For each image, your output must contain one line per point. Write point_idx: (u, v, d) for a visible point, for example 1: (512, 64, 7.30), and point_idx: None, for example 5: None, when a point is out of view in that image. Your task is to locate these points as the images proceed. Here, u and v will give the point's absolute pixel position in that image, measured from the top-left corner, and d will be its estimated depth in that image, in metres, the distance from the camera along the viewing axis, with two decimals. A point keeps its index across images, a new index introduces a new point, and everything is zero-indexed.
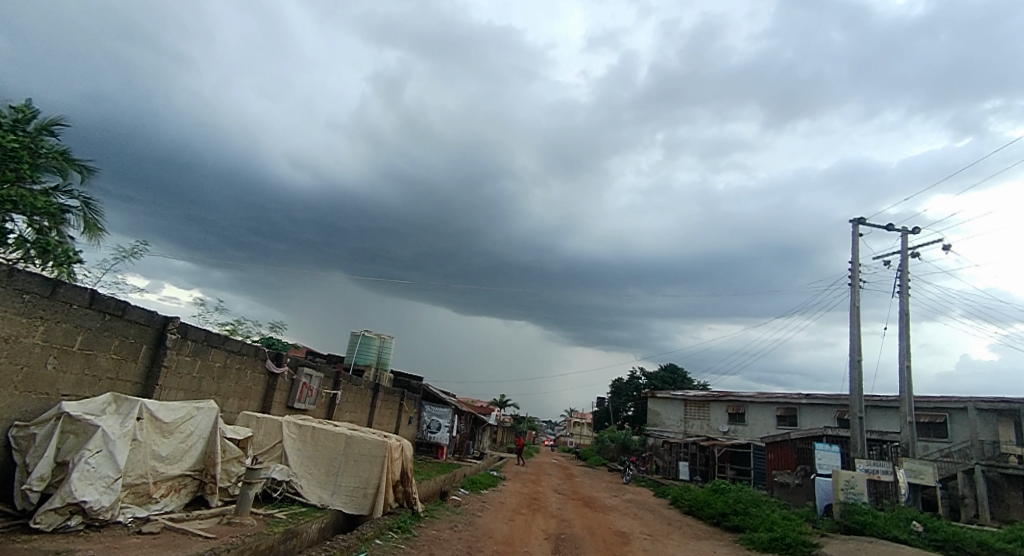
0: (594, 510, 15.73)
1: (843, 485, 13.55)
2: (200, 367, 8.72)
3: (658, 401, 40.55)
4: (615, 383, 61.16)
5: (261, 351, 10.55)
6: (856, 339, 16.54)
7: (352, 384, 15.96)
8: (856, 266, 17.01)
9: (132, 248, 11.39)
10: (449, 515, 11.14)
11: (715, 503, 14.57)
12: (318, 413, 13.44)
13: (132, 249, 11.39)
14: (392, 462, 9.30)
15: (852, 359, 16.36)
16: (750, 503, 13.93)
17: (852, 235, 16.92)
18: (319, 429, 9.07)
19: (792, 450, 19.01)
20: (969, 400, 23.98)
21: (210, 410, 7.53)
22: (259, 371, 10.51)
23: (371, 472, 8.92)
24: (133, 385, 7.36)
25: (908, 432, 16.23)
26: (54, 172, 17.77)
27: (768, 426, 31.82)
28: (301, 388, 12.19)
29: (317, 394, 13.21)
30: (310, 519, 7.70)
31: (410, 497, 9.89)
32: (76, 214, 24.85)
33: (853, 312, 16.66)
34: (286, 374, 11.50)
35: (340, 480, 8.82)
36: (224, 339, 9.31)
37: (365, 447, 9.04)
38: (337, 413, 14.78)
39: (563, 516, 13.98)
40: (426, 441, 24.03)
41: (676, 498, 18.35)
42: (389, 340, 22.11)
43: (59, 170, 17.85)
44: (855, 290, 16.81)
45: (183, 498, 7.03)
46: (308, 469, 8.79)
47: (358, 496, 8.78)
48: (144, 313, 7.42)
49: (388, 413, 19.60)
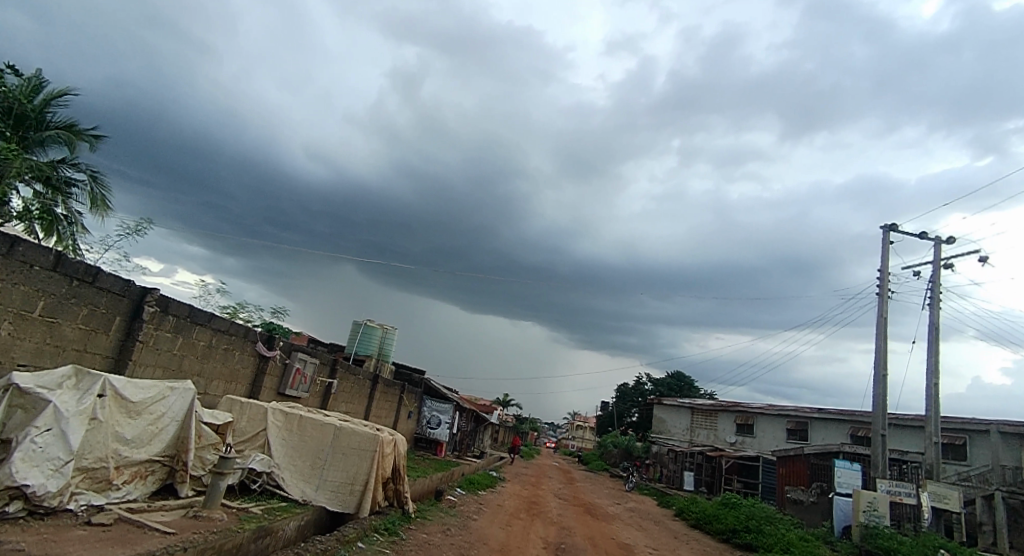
0: (597, 518, 14.98)
1: (865, 506, 12.76)
2: (181, 345, 8.08)
3: (664, 408, 39.66)
4: (621, 387, 60.27)
5: (252, 332, 9.90)
6: (882, 352, 15.67)
7: (350, 373, 15.29)
8: (885, 275, 16.11)
9: (137, 225, 11.66)
10: (442, 517, 10.44)
11: (725, 518, 13.80)
12: (311, 401, 12.79)
13: (137, 226, 11.66)
14: (383, 458, 8.65)
15: (877, 373, 15.49)
16: (763, 520, 13.13)
17: (882, 242, 16.04)
18: (306, 418, 8.42)
19: (805, 466, 18.16)
20: (992, 423, 22.95)
21: (186, 391, 6.90)
22: (249, 353, 9.87)
23: (360, 468, 8.27)
24: (103, 359, 6.74)
25: (933, 453, 15.35)
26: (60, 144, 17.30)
27: (778, 439, 30.84)
28: (294, 374, 11.54)
29: (311, 381, 12.55)
30: (288, 516, 7.04)
31: (401, 496, 9.22)
32: (82, 187, 24.42)
33: (880, 324, 15.80)
34: (278, 358, 10.84)
35: (325, 474, 8.18)
36: (211, 316, 8.67)
37: (355, 440, 8.38)
38: (332, 403, 14.13)
39: (563, 523, 13.23)
40: (425, 436, 23.37)
41: (682, 510, 17.56)
42: (392, 331, 21.45)
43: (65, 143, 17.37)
44: (883, 300, 15.95)
45: (149, 485, 6.39)
46: (292, 460, 8.15)
47: (344, 492, 8.14)
48: (119, 281, 6.79)
49: (386, 406, 18.94)
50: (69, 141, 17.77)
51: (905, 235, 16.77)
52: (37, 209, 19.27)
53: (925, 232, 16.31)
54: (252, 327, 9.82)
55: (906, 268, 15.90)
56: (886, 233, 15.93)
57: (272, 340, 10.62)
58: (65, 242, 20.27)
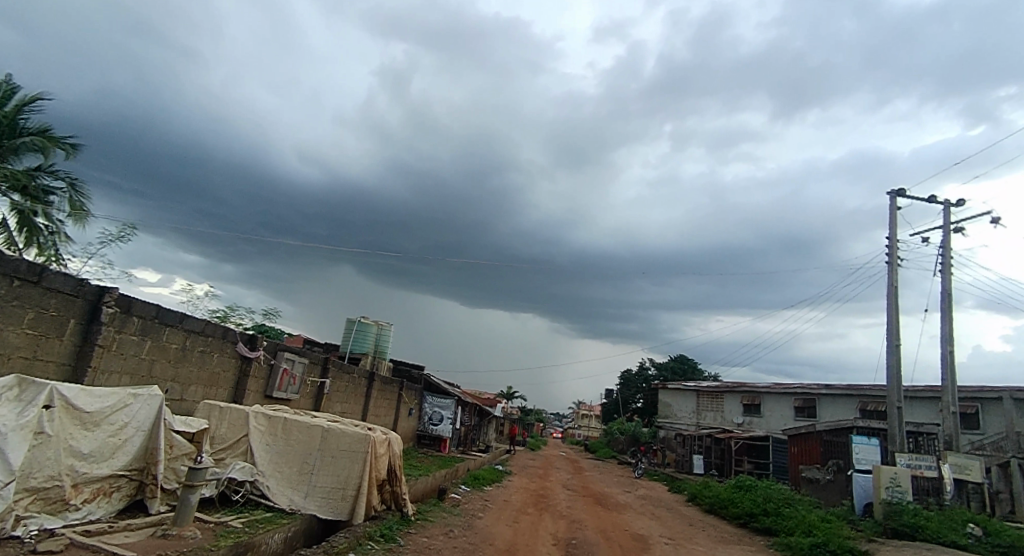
0: (608, 509, 14.45)
1: (886, 483, 12.24)
2: (149, 350, 7.46)
3: (669, 393, 39.18)
4: (624, 374, 59.80)
5: (231, 333, 9.29)
6: (894, 322, 15.12)
7: (344, 372, 14.66)
8: (893, 243, 15.53)
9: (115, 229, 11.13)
10: (445, 518, 9.87)
11: (741, 502, 13.27)
12: (302, 403, 12.17)
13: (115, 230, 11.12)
14: (377, 459, 8.06)
15: (890, 344, 14.94)
16: (781, 502, 12.58)
17: (890, 208, 15.43)
18: (292, 421, 7.82)
19: (818, 443, 17.59)
20: (1004, 389, 22.44)
21: (153, 398, 6.30)
22: (229, 355, 9.25)
23: (351, 471, 7.69)
24: (58, 367, 6.12)
25: (951, 423, 14.83)
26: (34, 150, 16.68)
27: (786, 418, 30.36)
28: (282, 375, 10.92)
29: (301, 382, 11.93)
30: (272, 528, 6.44)
31: (398, 498, 8.62)
32: (61, 196, 23.81)
33: (891, 293, 15.23)
34: (263, 359, 10.22)
35: (315, 480, 7.58)
36: (182, 317, 8.04)
37: (345, 442, 7.80)
38: (326, 404, 13.53)
39: (573, 516, 12.66)
40: (428, 433, 22.83)
41: (695, 495, 17.03)
42: (388, 327, 20.81)
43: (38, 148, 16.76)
44: (893, 268, 15.38)
45: (116, 503, 5.79)
46: (278, 467, 7.57)
47: (336, 498, 7.55)
48: (70, 281, 6.15)
49: (385, 404, 18.36)
50: (42, 148, 17.14)
51: (914, 200, 16.16)
52: (14, 220, 18.62)
53: (933, 195, 15.72)
54: (230, 327, 9.20)
55: (915, 234, 15.31)
56: (893, 198, 15.35)
57: (256, 340, 9.98)
58: (46, 253, 19.68)
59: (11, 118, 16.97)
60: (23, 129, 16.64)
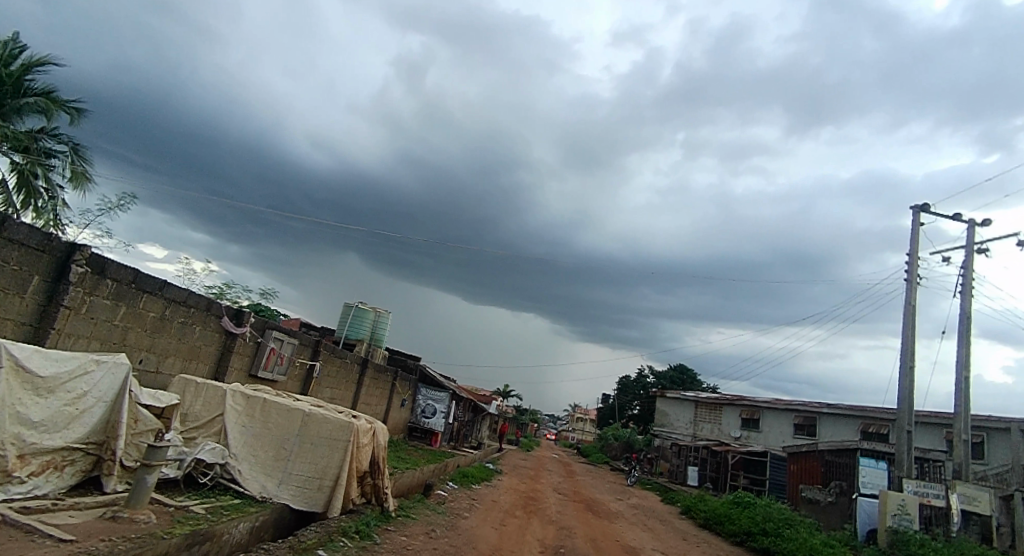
0: (599, 517, 13.94)
1: (892, 509, 11.71)
2: (123, 316, 6.98)
3: (667, 401, 38.62)
4: (623, 380, 59.23)
5: (216, 306, 8.79)
6: (909, 342, 14.54)
7: (336, 357, 14.15)
8: (914, 260, 14.93)
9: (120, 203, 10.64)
10: (429, 516, 9.37)
11: (738, 519, 12.75)
12: (289, 385, 11.66)
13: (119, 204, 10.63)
14: (359, 449, 7.56)
15: (903, 365, 14.37)
16: (781, 523, 12.03)
17: (913, 224, 14.82)
18: (271, 403, 7.34)
19: (819, 463, 17.01)
20: (1013, 420, 21.76)
21: (120, 366, 5.81)
22: (212, 329, 8.75)
23: (330, 460, 7.21)
24: (17, 327, 5.66)
25: (962, 451, 14.24)
26: (37, 109, 16.26)
27: (785, 434, 29.73)
28: (269, 354, 10.41)
29: (289, 363, 11.41)
30: (238, 516, 5.95)
31: (380, 492, 8.13)
32: (64, 160, 23.42)
33: (908, 312, 14.66)
34: (249, 336, 9.71)
35: (290, 467, 7.10)
36: (162, 284, 7.55)
37: (326, 429, 7.31)
38: (315, 388, 13.02)
39: (562, 522, 12.14)
40: (420, 426, 22.35)
41: (690, 507, 16.49)
42: (386, 314, 20.31)
43: (42, 108, 16.32)
44: (912, 287, 14.80)
45: (68, 478, 5.31)
46: (253, 450, 7.09)
47: (311, 488, 7.07)
48: (36, 234, 5.71)
49: (377, 393, 17.89)
50: (47, 110, 16.72)
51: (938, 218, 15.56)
52: (13, 180, 18.21)
53: (959, 214, 15.09)
54: (215, 300, 8.70)
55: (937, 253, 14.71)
56: (916, 213, 14.77)
57: (244, 317, 9.45)
58: (44, 216, 19.26)
59: (16, 77, 16.52)
60: (28, 89, 16.20)
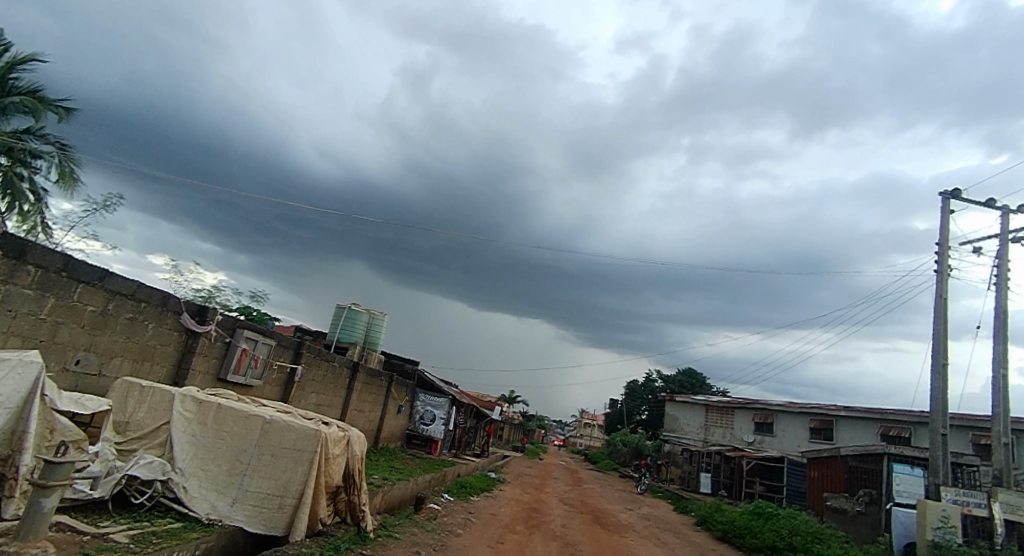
0: (607, 530, 12.86)
1: (932, 521, 10.60)
2: (51, 309, 6.04)
3: (676, 406, 37.38)
4: (631, 384, 57.93)
5: (174, 301, 7.81)
6: (942, 338, 13.42)
7: (322, 359, 13.17)
8: (944, 250, 13.84)
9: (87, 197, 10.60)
10: (417, 536, 8.35)
11: (760, 532, 11.68)
12: (265, 391, 10.66)
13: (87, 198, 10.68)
14: (329, 461, 6.57)
15: (935, 363, 13.24)
16: (810, 537, 10.91)
17: (942, 211, 13.75)
18: (227, 409, 6.37)
19: (842, 469, 15.85)
20: None
21: (29, 365, 4.86)
22: (168, 326, 7.78)
23: (294, 475, 6.22)
24: None
25: (1002, 456, 13.05)
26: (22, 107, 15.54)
27: (800, 438, 28.50)
28: (241, 356, 9.42)
29: (266, 366, 10.41)
30: (171, 544, 4.94)
31: (356, 510, 7.11)
32: (51, 161, 22.62)
33: (939, 305, 13.55)
34: (216, 335, 8.74)
35: (247, 483, 6.11)
36: (102, 274, 6.58)
37: (290, 438, 6.33)
38: (297, 394, 12.04)
39: (567, 537, 11.07)
40: (419, 434, 21.38)
41: (705, 518, 15.36)
42: (381, 316, 19.35)
43: (28, 107, 15.62)
44: (942, 277, 13.70)
45: None
46: (204, 464, 6.10)
47: (270, 508, 6.07)
48: None
49: (370, 399, 16.90)
50: (32, 111, 16.00)
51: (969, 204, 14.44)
52: None
53: (993, 200, 13.96)
54: (171, 294, 7.73)
55: (970, 241, 13.58)
56: (946, 199, 13.68)
57: (207, 314, 8.45)
58: (30, 220, 18.48)
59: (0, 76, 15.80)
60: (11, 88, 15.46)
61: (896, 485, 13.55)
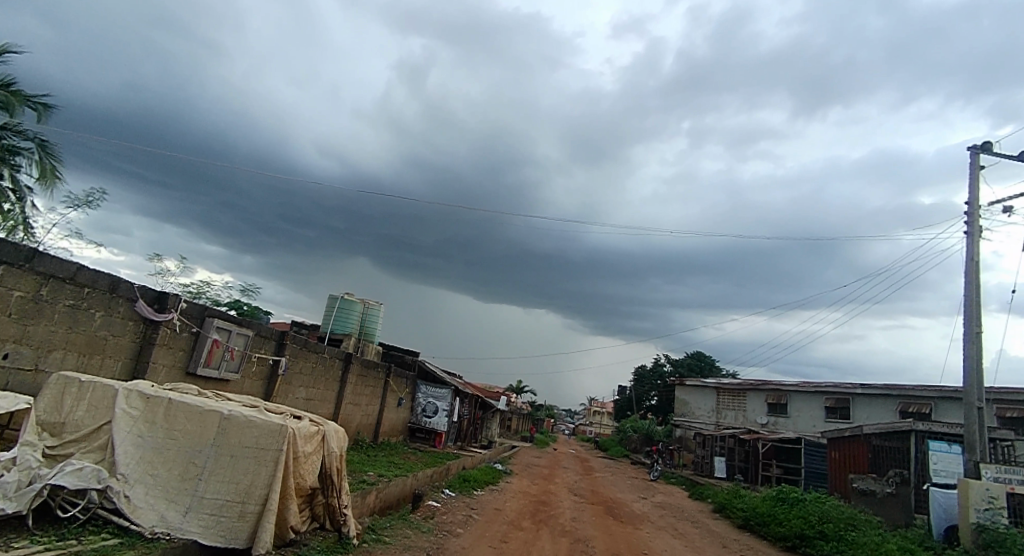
0: (621, 522, 12.03)
1: (975, 501, 9.71)
2: None
3: (687, 389, 36.49)
4: (639, 370, 56.98)
5: (126, 287, 6.93)
6: (975, 305, 12.50)
7: (310, 351, 12.35)
8: (974, 210, 12.91)
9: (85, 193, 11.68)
10: (411, 539, 7.52)
11: (786, 519, 10.82)
12: (245, 386, 9.83)
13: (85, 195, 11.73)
14: (300, 461, 5.73)
15: (969, 332, 12.31)
16: (843, 523, 10.05)
17: (970, 167, 12.87)
18: (179, 404, 5.52)
19: (866, 448, 14.99)
20: None
21: None
22: (121, 316, 6.91)
23: (257, 478, 5.38)
24: None
25: None
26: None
27: (816, 419, 27.60)
28: (213, 348, 8.56)
29: (244, 358, 9.55)
30: None
31: (335, 515, 6.29)
32: (32, 158, 21.67)
33: (970, 269, 12.66)
34: (182, 326, 7.89)
35: (203, 489, 5.27)
36: (30, 255, 5.72)
37: (251, 435, 5.48)
38: (282, 388, 11.22)
39: (577, 532, 10.26)
40: (422, 427, 20.64)
41: (724, 505, 14.53)
42: (376, 306, 18.53)
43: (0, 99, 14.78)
44: (972, 239, 12.81)
45: None
46: (151, 468, 5.25)
47: (229, 518, 5.23)
48: None
49: (367, 391, 16.11)
50: (5, 104, 15.13)
51: None
52: None
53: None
54: (122, 278, 6.85)
55: (1001, 199, 12.66)
56: (974, 153, 12.82)
57: (168, 301, 7.55)
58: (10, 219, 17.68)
59: None
60: None
61: (933, 465, 12.76)
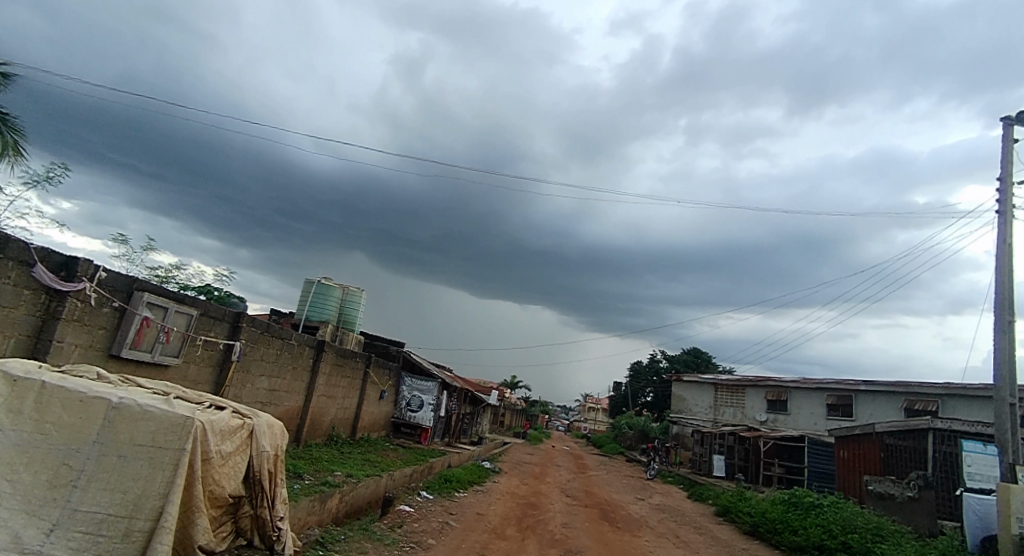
0: (616, 528, 10.86)
1: (1017, 510, 8.58)
2: None
3: (683, 385, 35.38)
4: (634, 366, 55.86)
5: (18, 247, 5.65)
6: (1008, 291, 11.34)
7: (274, 336, 11.10)
8: (1006, 189, 11.76)
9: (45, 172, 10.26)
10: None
11: (802, 527, 9.72)
12: (190, 373, 8.58)
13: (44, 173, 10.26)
14: (213, 462, 4.50)
15: (1001, 321, 11.17)
16: (870, 534, 8.91)
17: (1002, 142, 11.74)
18: (55, 390, 4.23)
19: (877, 449, 13.89)
20: None
21: None
22: (12, 282, 5.63)
23: (150, 485, 4.16)
24: None
25: None
26: None
27: (817, 416, 26.54)
28: (144, 327, 7.28)
29: (187, 340, 8.28)
30: None
31: (266, 529, 5.08)
32: None
33: (1001, 253, 11.53)
34: (100, 298, 6.63)
35: (77, 499, 4.05)
36: None
37: (146, 430, 4.25)
38: (238, 377, 9.98)
39: (568, 541, 9.06)
40: (405, 421, 19.42)
41: (728, 508, 13.38)
42: (357, 292, 17.28)
43: None
44: (1004, 221, 11.68)
45: None
46: (10, 470, 4.00)
47: (108, 537, 4.01)
48: None
49: (344, 383, 14.86)
50: None
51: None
52: None
53: None
54: (11, 236, 5.57)
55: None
56: (1007, 126, 11.70)
57: (78, 268, 6.28)
58: None
59: None
60: None
61: (969, 467, 11.72)
